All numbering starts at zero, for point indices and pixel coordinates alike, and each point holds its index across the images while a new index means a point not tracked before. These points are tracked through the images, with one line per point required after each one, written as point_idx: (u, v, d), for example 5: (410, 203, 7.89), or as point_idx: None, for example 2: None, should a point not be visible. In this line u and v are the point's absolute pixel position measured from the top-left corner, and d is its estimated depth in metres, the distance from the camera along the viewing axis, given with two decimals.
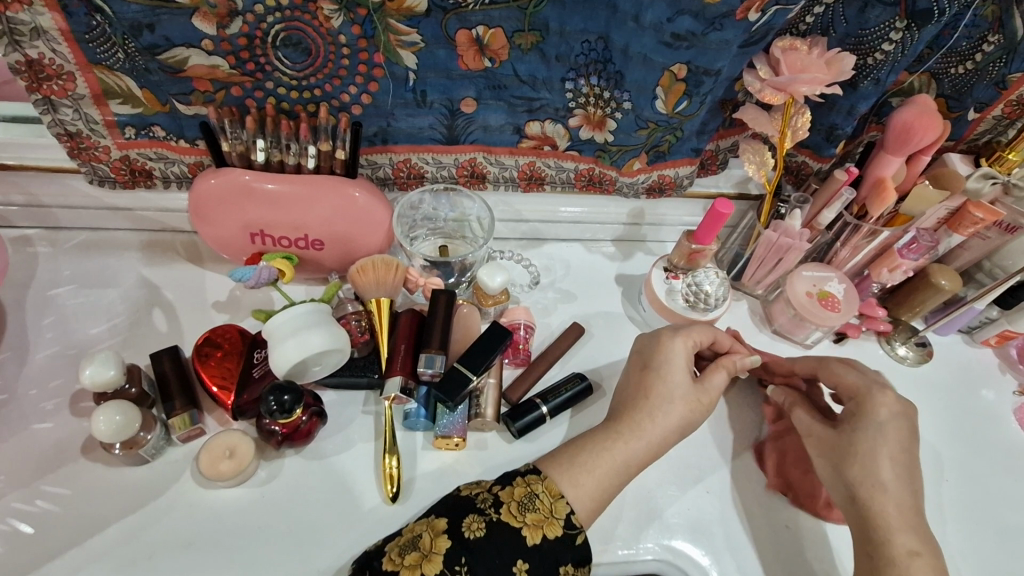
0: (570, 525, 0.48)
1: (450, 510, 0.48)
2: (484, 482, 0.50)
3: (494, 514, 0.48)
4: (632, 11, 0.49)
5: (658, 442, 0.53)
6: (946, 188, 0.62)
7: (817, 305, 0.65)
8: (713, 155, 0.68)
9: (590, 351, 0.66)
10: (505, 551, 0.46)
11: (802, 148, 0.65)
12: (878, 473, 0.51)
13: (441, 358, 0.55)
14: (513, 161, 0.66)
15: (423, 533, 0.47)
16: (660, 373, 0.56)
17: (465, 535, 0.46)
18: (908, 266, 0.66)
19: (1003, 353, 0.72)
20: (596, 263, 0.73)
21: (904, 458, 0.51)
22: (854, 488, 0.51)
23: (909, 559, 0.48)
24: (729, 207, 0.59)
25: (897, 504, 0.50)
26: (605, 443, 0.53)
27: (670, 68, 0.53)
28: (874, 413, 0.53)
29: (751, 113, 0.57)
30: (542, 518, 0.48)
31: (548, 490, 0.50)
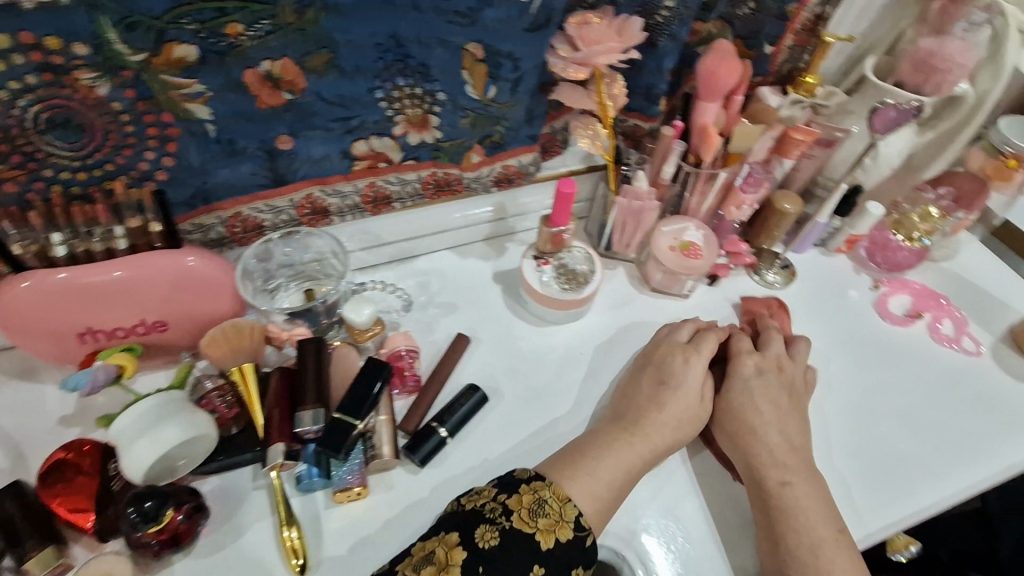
0: (580, 527, 0.49)
1: (459, 522, 0.47)
2: (489, 491, 0.50)
3: (505, 523, 0.47)
4: (409, 2, 0.48)
5: (665, 449, 0.58)
6: (763, 122, 0.66)
7: (680, 256, 0.68)
8: (551, 137, 0.68)
9: (511, 358, 0.65)
10: (520, 559, 0.45)
11: (630, 112, 0.67)
12: (745, 421, 0.59)
13: (319, 412, 0.52)
14: (351, 187, 0.63)
15: (437, 548, 0.46)
16: (674, 389, 0.60)
17: (478, 545, 0.46)
18: (751, 200, 0.70)
19: (855, 256, 0.77)
20: (473, 268, 0.72)
21: (786, 405, 0.60)
22: (728, 432, 0.59)
23: (781, 488, 0.55)
24: (572, 185, 0.60)
25: (774, 442, 0.58)
26: (617, 449, 0.56)
27: (467, 48, 0.52)
28: (738, 374, 0.62)
29: (565, 91, 0.59)
30: (553, 522, 0.48)
31: (555, 495, 0.50)
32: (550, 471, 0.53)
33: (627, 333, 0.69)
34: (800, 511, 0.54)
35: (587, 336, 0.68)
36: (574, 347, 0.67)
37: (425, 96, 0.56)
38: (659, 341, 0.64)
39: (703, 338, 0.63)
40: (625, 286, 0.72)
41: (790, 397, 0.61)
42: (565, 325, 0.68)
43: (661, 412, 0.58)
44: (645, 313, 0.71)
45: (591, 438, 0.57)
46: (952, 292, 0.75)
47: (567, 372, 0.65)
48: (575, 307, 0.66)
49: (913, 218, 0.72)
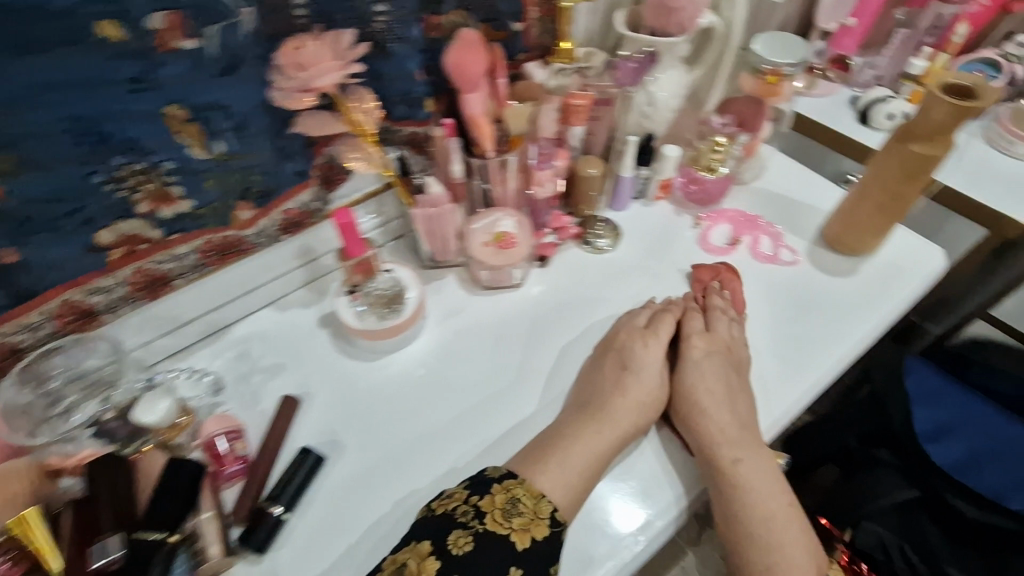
0: (556, 522, 0.51)
1: (432, 530, 0.49)
2: (460, 494, 0.51)
3: (478, 526, 0.49)
4: (77, 77, 0.42)
5: (631, 433, 0.59)
6: (531, 98, 0.66)
7: (495, 250, 0.67)
8: (331, 166, 0.63)
9: (438, 390, 0.63)
10: (495, 561, 0.47)
11: (402, 120, 0.64)
12: (696, 402, 0.60)
13: (116, 539, 0.45)
14: (113, 280, 0.56)
15: (409, 560, 0.47)
16: (635, 373, 0.62)
17: (453, 551, 0.47)
18: (549, 175, 0.69)
19: (673, 200, 0.79)
20: (294, 320, 0.68)
21: (732, 383, 0.61)
22: (681, 413, 0.61)
23: (732, 466, 0.57)
24: (348, 215, 0.58)
25: (723, 422, 0.59)
26: (585, 435, 0.57)
27: (166, 112, 0.48)
28: (691, 358, 0.64)
29: (308, 120, 0.55)
30: (528, 521, 0.50)
31: (528, 492, 0.52)
32: (520, 464, 0.55)
33: (466, 338, 0.67)
34: (750, 485, 0.57)
35: (521, 341, 0.67)
36: (413, 372, 0.64)
37: (153, 168, 0.50)
38: (615, 333, 0.66)
39: (657, 322, 0.66)
40: (455, 292, 0.70)
41: (735, 375, 0.62)
42: (506, 338, 0.67)
43: (625, 398, 0.60)
44: (576, 307, 0.70)
45: (551, 434, 0.58)
46: (765, 209, 0.78)
47: (498, 388, 0.63)
48: (400, 333, 0.63)
49: (707, 152, 0.73)
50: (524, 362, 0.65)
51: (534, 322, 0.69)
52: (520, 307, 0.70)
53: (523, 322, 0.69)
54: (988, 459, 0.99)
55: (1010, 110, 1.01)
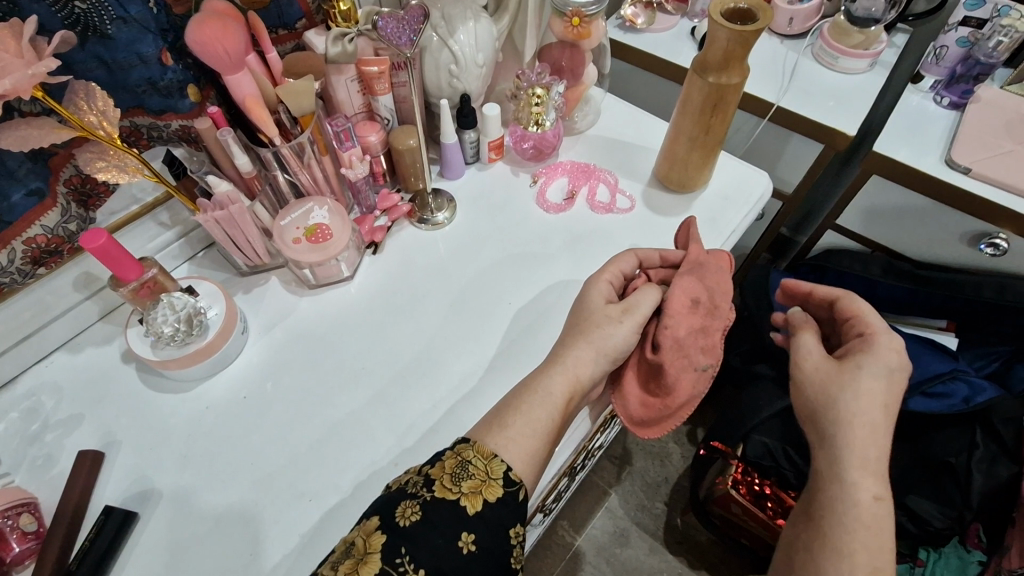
0: (510, 482, 0.46)
1: (381, 506, 0.44)
2: (413, 467, 0.47)
3: (427, 495, 0.44)
4: None
5: (588, 383, 0.53)
6: (303, 71, 0.61)
7: (309, 246, 0.60)
8: (87, 180, 0.54)
9: (286, 419, 0.56)
10: (445, 528, 0.42)
11: (164, 113, 0.54)
12: (846, 409, 0.51)
13: None
14: None
15: (356, 538, 0.42)
16: (589, 319, 0.55)
17: (400, 524, 0.42)
18: (355, 154, 0.63)
19: (508, 160, 0.76)
20: (91, 361, 0.60)
21: (885, 417, 0.51)
22: (822, 414, 0.52)
23: (875, 503, 0.48)
24: (102, 236, 0.48)
25: (873, 449, 0.50)
26: (553, 392, 0.51)
27: None
28: (881, 355, 0.52)
29: (20, 130, 0.45)
30: (479, 483, 0.45)
31: (479, 453, 0.47)
32: (475, 428, 0.49)
33: (291, 343, 0.62)
34: (873, 529, 0.47)
35: (403, 348, 0.61)
36: (237, 393, 0.58)
37: None
38: (601, 275, 0.58)
39: (617, 266, 0.59)
40: (279, 294, 0.65)
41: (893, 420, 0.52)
42: (387, 347, 0.61)
43: (591, 344, 0.54)
44: (469, 300, 0.64)
45: (512, 392, 0.52)
46: (599, 158, 0.76)
47: (374, 412, 0.57)
48: (211, 357, 0.57)
49: (527, 106, 0.69)
50: (412, 372, 0.59)
51: (412, 325, 0.63)
52: (387, 316, 0.64)
53: (408, 330, 0.62)
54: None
55: (829, 25, 1.05)
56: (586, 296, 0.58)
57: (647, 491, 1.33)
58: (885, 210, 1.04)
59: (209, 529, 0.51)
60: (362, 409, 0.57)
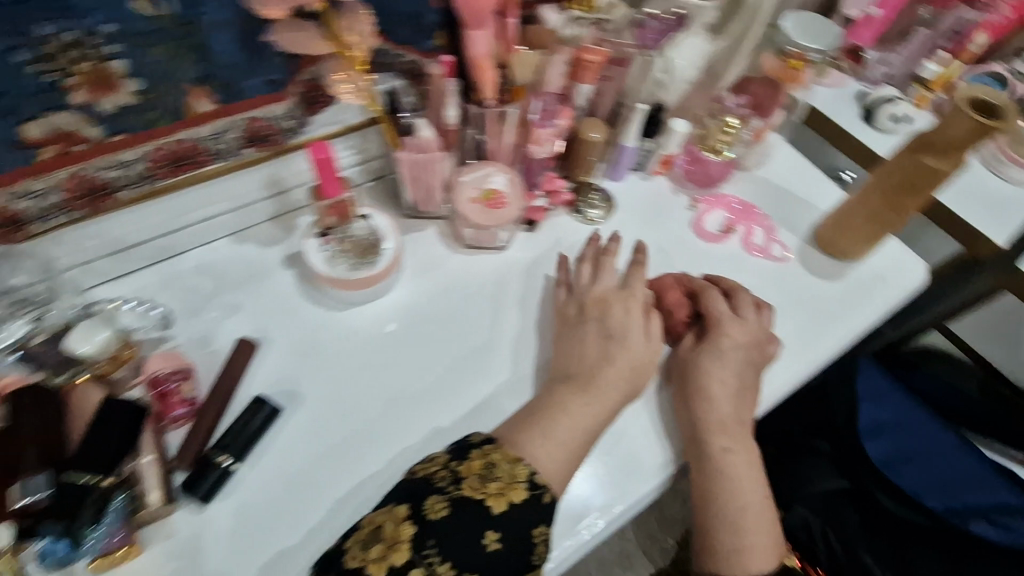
0: (535, 485, 0.49)
1: (410, 493, 0.48)
2: (440, 459, 0.50)
3: (455, 491, 0.47)
4: None
5: (617, 409, 0.56)
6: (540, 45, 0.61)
7: (482, 209, 0.62)
8: (314, 85, 0.55)
9: (424, 374, 0.59)
10: (471, 526, 0.45)
11: (404, 46, 0.57)
12: (707, 390, 0.59)
13: (43, 477, 0.43)
14: (45, 183, 0.49)
15: (385, 522, 0.46)
16: (622, 344, 0.58)
17: (428, 516, 0.46)
18: (549, 134, 0.64)
19: (672, 176, 0.76)
20: (254, 256, 0.63)
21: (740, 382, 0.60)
22: (695, 402, 0.59)
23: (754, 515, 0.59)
24: (327, 148, 0.53)
25: (719, 414, 0.58)
26: (581, 405, 0.55)
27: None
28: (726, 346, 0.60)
29: (288, 33, 0.49)
30: (505, 485, 0.48)
31: (505, 457, 0.50)
32: (510, 430, 0.53)
33: (439, 299, 0.63)
34: (730, 477, 0.58)
35: (528, 345, 0.62)
36: (384, 328, 0.61)
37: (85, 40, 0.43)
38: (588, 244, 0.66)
39: (600, 274, 0.63)
40: (434, 246, 0.66)
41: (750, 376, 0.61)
42: (479, 338, 0.62)
43: (617, 370, 0.57)
44: None
45: (544, 404, 0.55)
46: (762, 201, 0.76)
47: (503, 387, 0.59)
48: (373, 285, 0.59)
49: (715, 131, 0.71)
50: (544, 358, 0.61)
51: (518, 327, 0.63)
52: (529, 304, 0.64)
53: (514, 330, 0.63)
54: (892, 466, 1.01)
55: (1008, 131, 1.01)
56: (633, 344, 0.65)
57: (662, 525, 1.33)
58: (999, 327, 1.05)
59: (274, 463, 0.52)
60: (496, 389, 0.59)
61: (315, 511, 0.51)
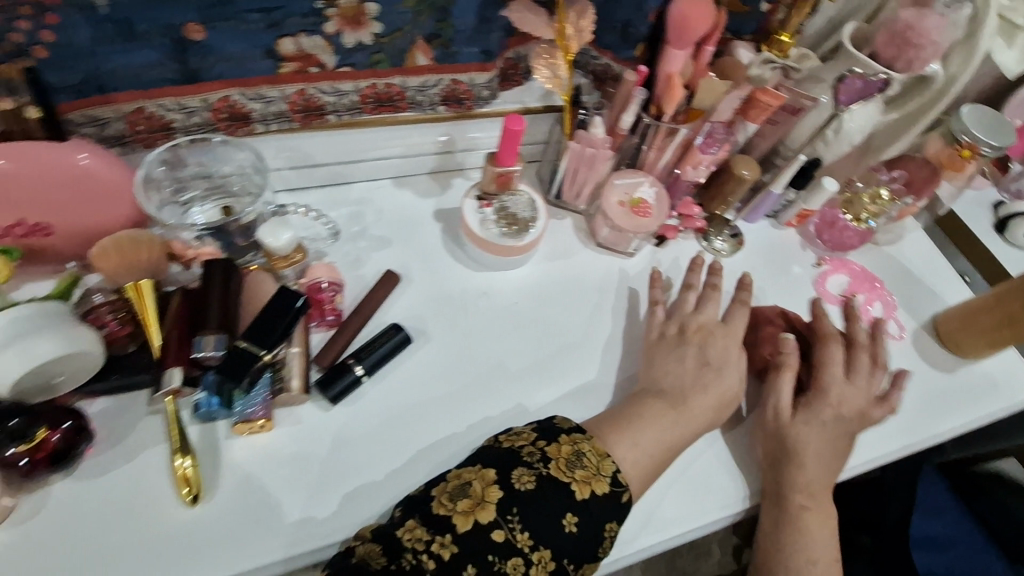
0: (617, 482, 0.50)
1: (497, 460, 0.49)
2: (528, 436, 0.51)
3: (542, 470, 0.48)
4: None
5: (700, 430, 0.58)
6: (729, 78, 0.64)
7: (627, 213, 0.66)
8: (513, 64, 0.62)
9: (530, 351, 0.62)
10: (555, 504, 0.47)
11: (605, 49, 0.62)
12: (805, 446, 0.58)
13: (220, 338, 0.49)
14: (277, 92, 0.55)
15: (473, 480, 0.47)
16: (716, 372, 0.59)
17: (516, 486, 0.47)
18: (708, 161, 0.67)
19: (803, 232, 0.77)
20: (408, 202, 0.67)
21: (833, 445, 0.59)
22: (788, 452, 0.58)
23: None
24: (521, 123, 0.55)
25: (809, 477, 0.58)
26: (669, 419, 0.56)
27: None
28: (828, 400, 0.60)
29: (519, 12, 0.53)
30: (590, 475, 0.49)
31: (593, 449, 0.51)
32: (600, 427, 0.54)
33: (561, 288, 0.67)
34: (806, 535, 0.57)
35: (616, 356, 0.64)
36: (511, 297, 0.65)
37: None
38: (696, 264, 0.66)
39: (706, 304, 0.64)
40: (569, 236, 0.69)
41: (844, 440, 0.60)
42: (574, 336, 0.64)
43: (707, 393, 0.58)
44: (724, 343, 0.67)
45: (629, 408, 0.57)
46: (887, 278, 0.76)
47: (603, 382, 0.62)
48: (514, 255, 0.63)
49: (863, 199, 0.74)
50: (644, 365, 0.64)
51: (610, 337, 0.65)
52: (643, 315, 0.67)
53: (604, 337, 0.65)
54: None
55: None
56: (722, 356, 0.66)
57: None
58: None
59: (371, 402, 0.55)
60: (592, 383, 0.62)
61: (397, 455, 0.54)
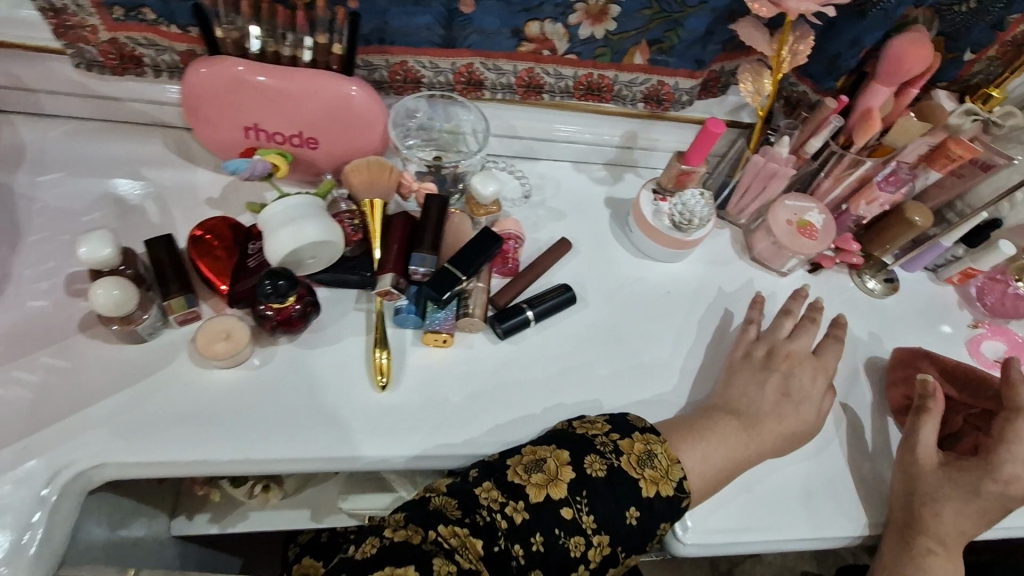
0: (682, 488, 0.51)
1: (572, 443, 0.51)
2: (603, 426, 0.52)
3: (615, 461, 0.50)
4: None
5: (762, 458, 0.57)
6: (928, 120, 0.65)
7: (793, 232, 0.68)
8: (716, 77, 0.68)
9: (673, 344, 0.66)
10: (622, 496, 0.48)
11: (804, 77, 0.67)
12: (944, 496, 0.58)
13: (432, 258, 0.58)
14: (511, 67, 0.64)
15: (547, 458, 0.49)
16: (796, 405, 0.59)
17: (588, 471, 0.48)
18: (885, 199, 0.68)
19: (963, 292, 0.76)
20: (585, 184, 0.74)
21: (979, 504, 0.58)
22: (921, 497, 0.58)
23: None
24: (721, 127, 0.59)
25: (946, 525, 0.57)
26: (740, 441, 0.56)
27: None
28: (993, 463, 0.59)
29: (747, 28, 0.58)
30: (658, 475, 0.50)
31: (664, 452, 0.52)
32: (673, 433, 0.55)
33: (710, 290, 0.70)
34: None
35: (692, 377, 0.64)
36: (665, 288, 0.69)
37: None
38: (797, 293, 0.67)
39: (800, 333, 0.64)
40: (727, 246, 0.73)
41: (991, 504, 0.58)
42: (657, 354, 0.65)
43: (779, 427, 0.58)
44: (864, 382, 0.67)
45: (701, 420, 0.57)
46: None
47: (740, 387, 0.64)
48: (679, 248, 0.68)
49: None
50: None
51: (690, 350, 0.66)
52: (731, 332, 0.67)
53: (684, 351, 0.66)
54: None
55: None
56: (864, 382, 0.67)
57: None
58: None
59: (518, 353, 0.61)
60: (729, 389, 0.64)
61: (476, 420, 0.57)
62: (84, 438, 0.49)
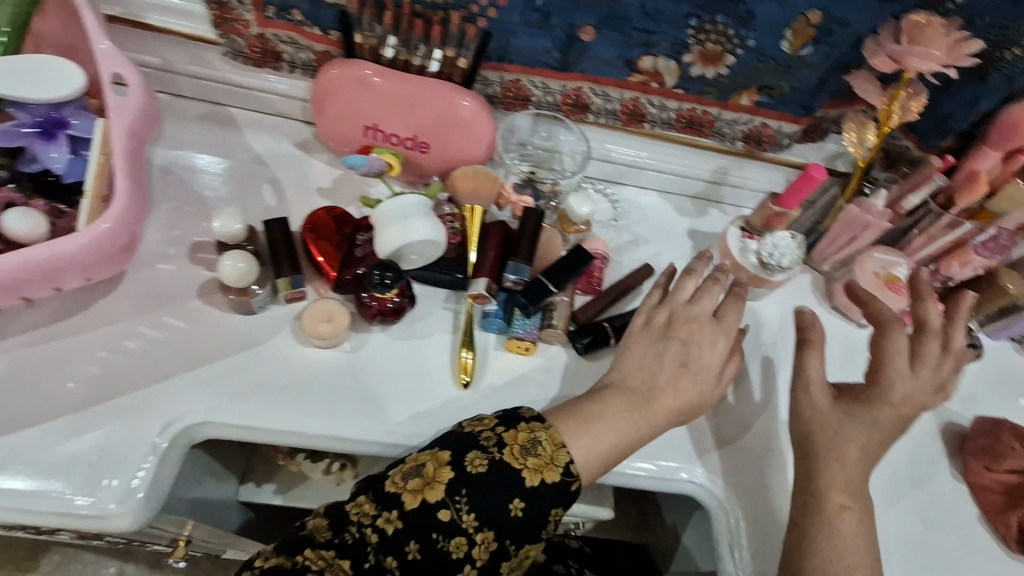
0: (568, 473, 0.45)
1: (454, 442, 0.45)
2: (489, 421, 0.46)
3: (496, 455, 0.44)
4: None
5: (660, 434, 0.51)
6: None
7: (880, 286, 0.67)
8: (817, 123, 0.68)
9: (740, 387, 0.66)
10: (502, 493, 0.43)
11: (909, 132, 0.67)
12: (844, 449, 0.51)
13: (526, 268, 0.60)
14: (618, 94, 0.66)
15: (427, 462, 0.44)
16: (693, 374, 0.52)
17: (467, 469, 0.43)
18: (978, 263, 0.67)
19: None
20: (670, 214, 0.75)
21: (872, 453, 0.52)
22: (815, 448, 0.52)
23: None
24: (822, 171, 0.60)
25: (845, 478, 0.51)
26: (610, 419, 0.49)
27: (807, 15, 0.56)
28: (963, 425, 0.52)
29: (862, 81, 0.59)
30: (542, 463, 0.45)
31: (549, 438, 0.46)
32: (555, 414, 0.48)
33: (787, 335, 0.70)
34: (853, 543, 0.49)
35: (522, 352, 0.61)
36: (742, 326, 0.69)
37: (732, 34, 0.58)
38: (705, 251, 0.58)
39: (703, 296, 0.55)
40: (807, 293, 0.73)
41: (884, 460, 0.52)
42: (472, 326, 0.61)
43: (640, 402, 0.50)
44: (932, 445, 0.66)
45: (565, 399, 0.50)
46: None
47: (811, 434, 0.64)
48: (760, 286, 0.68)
49: None
50: None
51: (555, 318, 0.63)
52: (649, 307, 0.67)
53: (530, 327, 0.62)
54: None
55: None
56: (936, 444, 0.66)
57: None
58: None
59: (594, 371, 0.62)
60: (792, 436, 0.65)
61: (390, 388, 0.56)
62: (195, 394, 0.53)
